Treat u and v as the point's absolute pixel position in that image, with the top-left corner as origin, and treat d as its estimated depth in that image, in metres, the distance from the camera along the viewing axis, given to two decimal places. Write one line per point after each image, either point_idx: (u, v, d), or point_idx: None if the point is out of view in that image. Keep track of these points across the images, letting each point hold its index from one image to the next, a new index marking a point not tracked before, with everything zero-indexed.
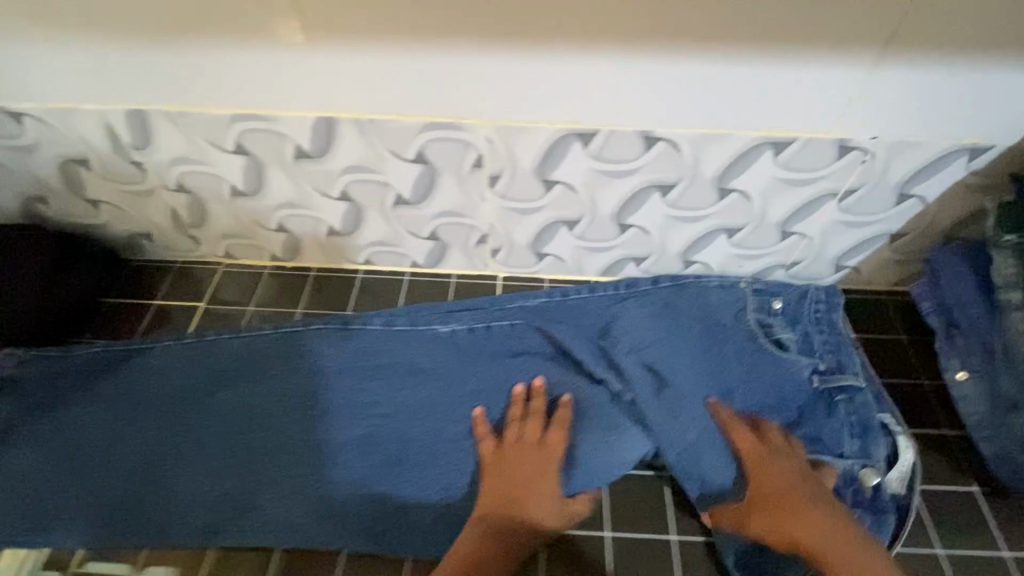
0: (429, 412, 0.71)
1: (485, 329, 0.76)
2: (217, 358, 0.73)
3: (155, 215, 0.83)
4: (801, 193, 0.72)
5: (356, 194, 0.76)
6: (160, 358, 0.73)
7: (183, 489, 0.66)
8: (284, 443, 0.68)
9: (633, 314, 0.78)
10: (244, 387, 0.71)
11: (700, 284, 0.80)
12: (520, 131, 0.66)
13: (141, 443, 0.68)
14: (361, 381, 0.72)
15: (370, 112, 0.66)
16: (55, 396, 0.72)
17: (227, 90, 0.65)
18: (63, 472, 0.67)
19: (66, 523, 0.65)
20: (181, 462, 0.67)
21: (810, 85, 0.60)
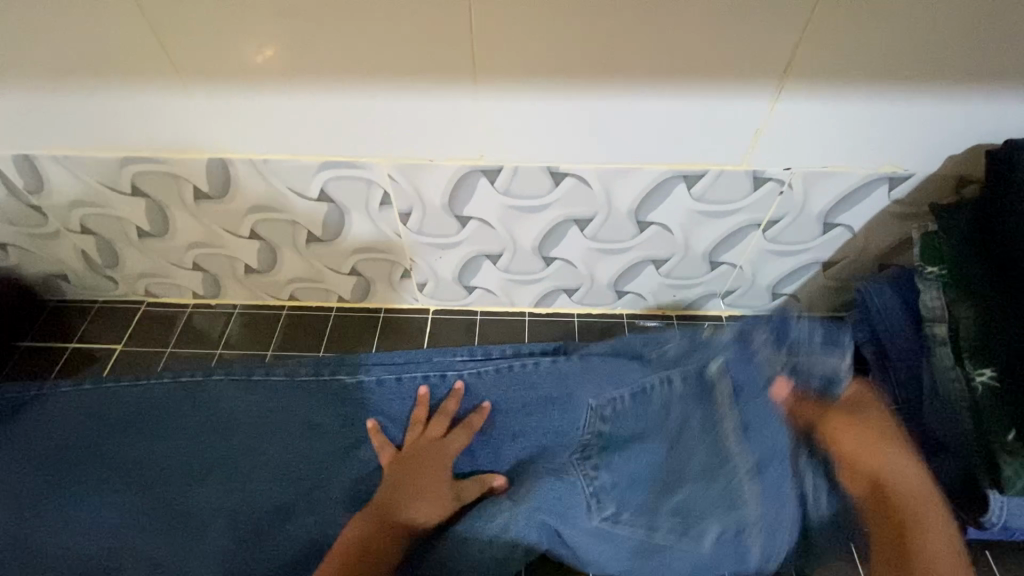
0: (316, 470, 0.70)
1: (395, 381, 0.75)
2: (109, 409, 0.73)
3: (66, 256, 0.80)
4: (723, 224, 0.69)
5: (266, 232, 0.74)
6: (52, 410, 0.73)
7: (50, 548, 0.64)
8: (164, 502, 0.67)
9: (582, 400, 0.71)
10: (137, 440, 0.71)
11: (632, 345, 0.74)
12: (423, 168, 0.64)
13: (16, 498, 0.67)
14: (254, 438, 0.72)
15: (266, 153, 0.63)
16: None
17: (113, 134, 0.62)
18: None
19: None
20: (54, 521, 0.66)
21: (713, 118, 0.57)
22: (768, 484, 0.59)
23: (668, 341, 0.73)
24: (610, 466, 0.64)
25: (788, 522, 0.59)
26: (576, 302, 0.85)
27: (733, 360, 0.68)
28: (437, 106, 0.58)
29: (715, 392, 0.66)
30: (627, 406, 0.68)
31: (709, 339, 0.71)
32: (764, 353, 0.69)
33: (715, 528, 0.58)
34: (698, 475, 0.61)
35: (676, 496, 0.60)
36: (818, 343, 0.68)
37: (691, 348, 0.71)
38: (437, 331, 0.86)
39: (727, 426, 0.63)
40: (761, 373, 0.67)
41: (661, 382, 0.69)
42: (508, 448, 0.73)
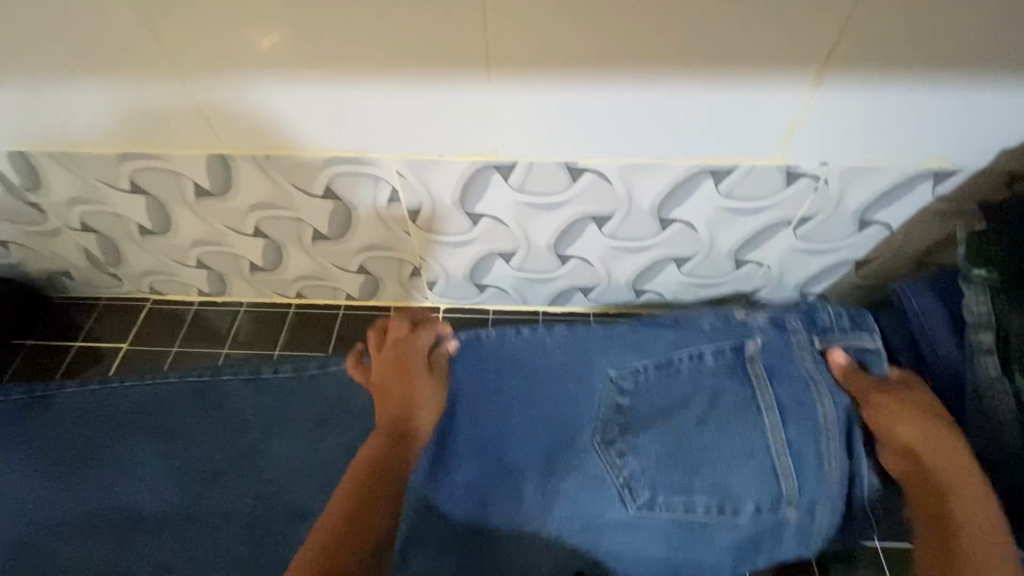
0: (324, 479, 0.67)
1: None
2: (115, 411, 0.71)
3: (68, 254, 0.78)
4: (750, 221, 0.65)
5: (270, 230, 0.71)
6: (58, 411, 0.71)
7: (62, 552, 0.63)
8: (173, 506, 0.65)
9: (602, 370, 0.69)
10: (146, 440, 0.69)
11: (657, 319, 0.72)
12: (435, 164, 0.60)
13: (24, 503, 0.66)
14: (262, 439, 0.70)
15: (267, 147, 0.60)
16: None
17: (109, 130, 0.59)
18: None
19: None
20: (60, 527, 0.64)
21: (746, 110, 0.53)
22: (808, 475, 0.59)
23: (704, 318, 0.69)
24: (638, 446, 0.62)
25: (826, 499, 0.58)
26: (592, 301, 0.81)
27: (773, 348, 0.64)
28: (448, 100, 0.54)
29: (749, 364, 0.64)
30: (649, 379, 0.66)
31: (745, 321, 0.67)
32: (797, 332, 0.65)
33: (752, 502, 0.59)
34: (740, 449, 0.60)
35: (709, 496, 0.60)
36: (847, 326, 0.66)
37: (728, 327, 0.67)
38: None
39: (767, 407, 0.61)
40: (795, 350, 0.64)
41: (691, 357, 0.67)
42: (523, 415, 0.68)
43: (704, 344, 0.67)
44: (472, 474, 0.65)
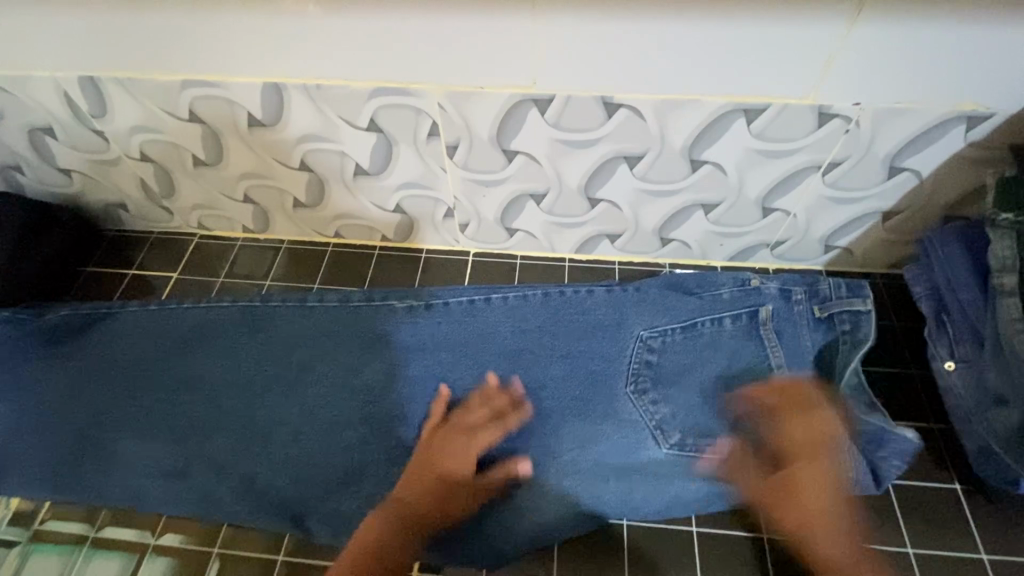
0: (361, 394, 0.71)
1: (442, 306, 0.76)
2: (173, 329, 0.77)
3: (126, 185, 0.83)
4: (779, 165, 0.67)
5: (315, 163, 0.75)
6: (122, 326, 0.77)
7: (125, 451, 0.70)
8: (222, 416, 0.71)
9: (633, 329, 0.71)
10: (198, 356, 0.74)
11: (685, 278, 0.74)
12: (473, 97, 0.63)
13: (89, 408, 0.72)
14: (306, 357, 0.74)
15: (317, 77, 0.63)
16: (23, 352, 0.75)
17: (172, 58, 0.63)
18: (24, 427, 0.72)
19: (19, 474, 0.71)
20: (126, 427, 0.71)
21: (779, 44, 0.55)
22: None
23: (721, 286, 0.72)
24: (666, 397, 0.67)
25: None
26: (618, 249, 0.83)
27: (781, 313, 0.69)
28: (491, 29, 0.57)
29: (761, 328, 0.68)
30: (678, 341, 0.69)
31: (760, 287, 0.71)
32: (800, 302, 0.69)
33: (769, 446, 0.63)
34: (748, 407, 0.65)
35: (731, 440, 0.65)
36: (845, 295, 0.68)
37: (743, 294, 0.71)
38: (478, 273, 0.87)
39: (773, 369, 0.66)
40: (800, 320, 0.68)
41: (712, 322, 0.70)
42: (555, 366, 0.71)
43: (724, 309, 0.70)
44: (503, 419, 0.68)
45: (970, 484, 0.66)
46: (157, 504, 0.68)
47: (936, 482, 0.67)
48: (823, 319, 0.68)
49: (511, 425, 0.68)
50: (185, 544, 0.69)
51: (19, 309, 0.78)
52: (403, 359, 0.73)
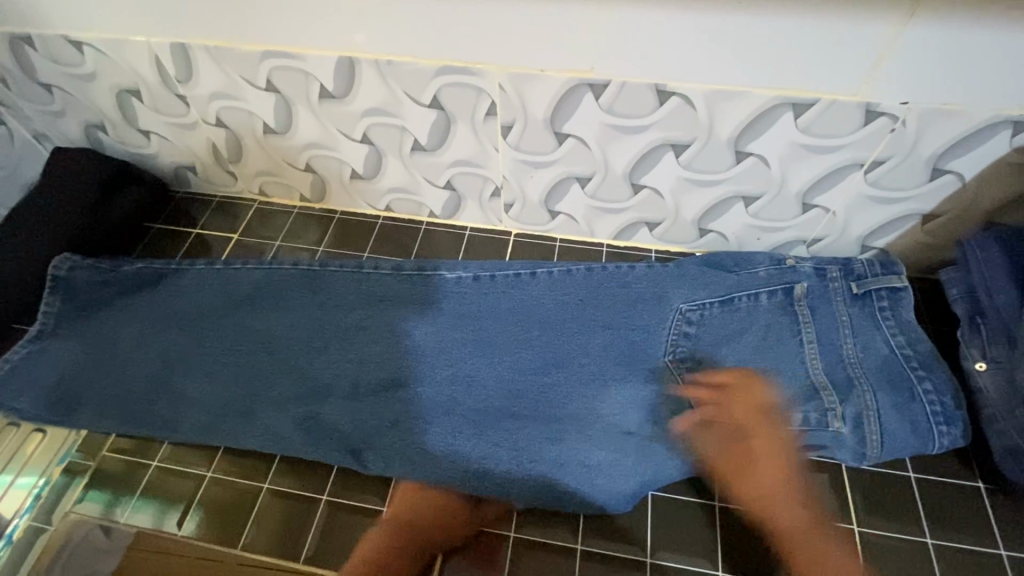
0: (411, 354, 0.78)
1: (489, 278, 0.83)
2: (237, 286, 0.85)
3: (198, 148, 0.89)
4: (824, 161, 0.69)
5: (376, 137, 0.79)
6: (190, 281, 0.86)
7: (194, 391, 0.77)
8: (283, 368, 0.78)
9: (673, 303, 0.77)
10: (266, 311, 0.83)
11: (725, 258, 0.80)
12: (533, 79, 0.67)
13: (163, 351, 0.80)
14: (366, 318, 0.81)
15: (389, 53, 0.68)
16: (101, 300, 0.83)
17: (257, 29, 0.69)
18: (98, 366, 0.79)
19: (89, 408, 0.76)
20: (194, 370, 0.78)
21: (834, 40, 0.57)
22: (846, 393, 0.69)
23: (758, 265, 0.79)
24: (701, 367, 0.73)
25: (872, 414, 0.67)
26: (656, 237, 0.86)
27: (815, 290, 0.75)
28: (558, 14, 0.60)
29: (796, 304, 0.75)
30: (715, 313, 0.76)
31: (796, 267, 0.77)
32: (835, 280, 0.76)
33: (801, 412, 0.69)
34: (782, 375, 0.71)
35: (763, 408, 0.70)
36: (879, 272, 0.75)
37: (779, 272, 0.77)
38: (519, 252, 0.91)
39: (807, 341, 0.72)
40: (834, 295, 0.75)
41: (748, 297, 0.76)
42: (596, 338, 0.77)
43: (760, 286, 0.77)
44: (540, 371, 0.75)
45: (993, 483, 0.68)
46: (220, 442, 0.74)
47: (958, 480, 0.69)
48: (859, 295, 0.74)
49: (555, 384, 0.74)
50: (237, 481, 0.73)
51: (99, 261, 0.86)
52: (454, 325, 0.80)
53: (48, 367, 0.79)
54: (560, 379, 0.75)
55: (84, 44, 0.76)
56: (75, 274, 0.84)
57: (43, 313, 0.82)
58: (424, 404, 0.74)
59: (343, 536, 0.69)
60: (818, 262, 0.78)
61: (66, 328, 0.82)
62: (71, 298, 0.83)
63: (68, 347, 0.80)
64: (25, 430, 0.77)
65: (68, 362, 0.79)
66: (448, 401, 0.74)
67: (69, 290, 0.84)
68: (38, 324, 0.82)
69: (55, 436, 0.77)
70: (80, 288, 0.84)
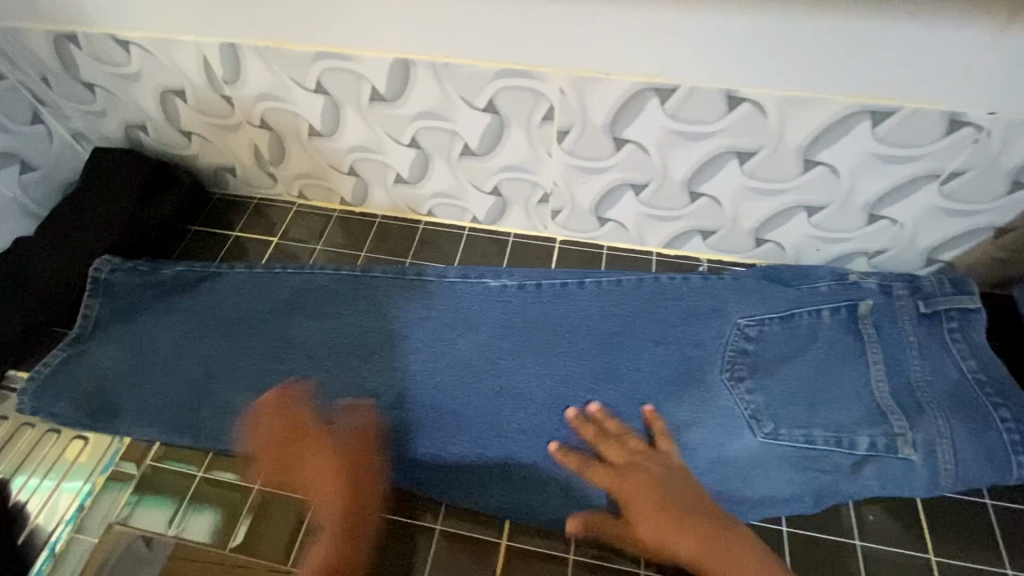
0: (459, 365, 0.76)
1: (535, 288, 0.81)
2: (278, 292, 0.83)
3: (240, 150, 0.88)
4: (896, 172, 0.66)
5: (425, 141, 0.77)
6: (228, 285, 0.84)
7: (237, 399, 0.75)
8: (327, 376, 0.76)
9: (731, 317, 0.75)
10: (308, 318, 0.81)
11: (784, 271, 0.78)
12: (596, 84, 0.64)
13: (204, 358, 0.78)
14: (411, 329, 0.79)
15: (447, 55, 0.65)
16: (141, 303, 0.82)
17: (311, 29, 0.67)
18: (139, 372, 0.77)
19: (130, 416, 0.75)
20: (237, 378, 0.76)
21: (923, 45, 0.54)
22: (916, 416, 0.66)
23: (819, 279, 0.76)
24: (761, 386, 0.71)
25: (943, 440, 0.64)
26: (707, 246, 0.84)
27: (882, 308, 0.73)
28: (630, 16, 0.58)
29: (860, 322, 0.72)
30: (775, 329, 0.73)
31: (860, 283, 0.75)
32: (902, 298, 0.73)
33: (867, 437, 0.65)
34: (847, 395, 0.69)
35: (826, 432, 0.67)
36: (949, 292, 0.72)
37: (843, 288, 0.75)
38: (565, 260, 0.88)
39: (872, 362, 0.70)
40: (901, 314, 0.72)
41: (810, 313, 0.74)
42: (650, 353, 0.74)
43: (822, 302, 0.74)
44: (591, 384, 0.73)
45: None
46: (265, 454, 0.72)
47: None
48: (927, 314, 0.72)
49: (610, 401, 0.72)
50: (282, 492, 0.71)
51: (140, 263, 0.85)
52: (501, 336, 0.78)
53: (88, 372, 0.77)
54: (613, 395, 0.73)
55: (131, 43, 0.74)
56: (115, 277, 0.83)
57: (83, 315, 0.81)
58: (475, 418, 0.72)
59: (397, 552, 0.66)
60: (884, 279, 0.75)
61: (106, 331, 0.81)
62: (112, 300, 0.82)
63: (108, 352, 0.79)
64: (65, 437, 0.76)
65: (108, 367, 0.78)
66: (497, 416, 0.72)
67: (109, 293, 0.83)
68: (77, 327, 0.81)
69: (97, 443, 0.75)
70: (121, 291, 0.83)
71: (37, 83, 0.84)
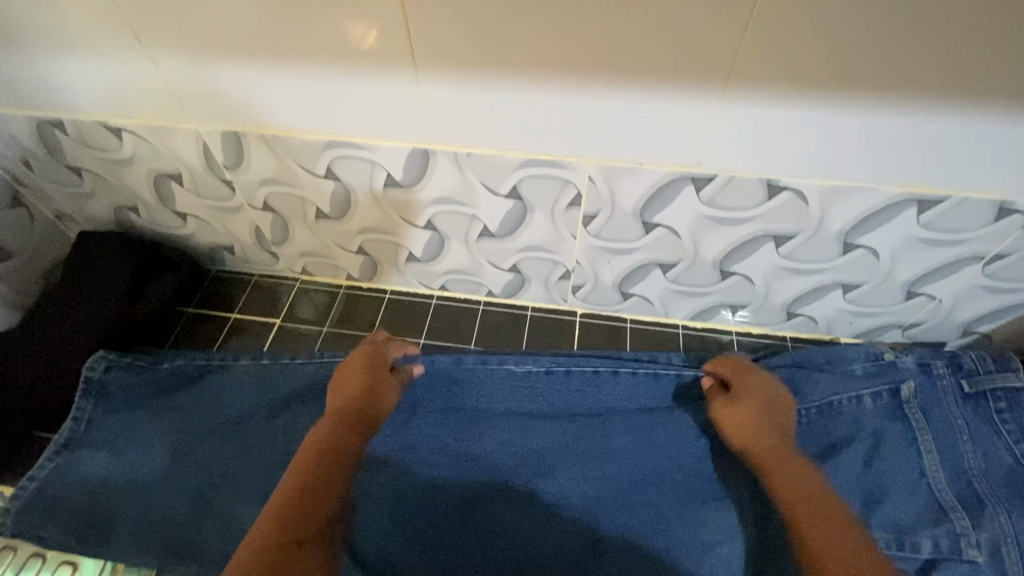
0: (487, 467, 0.70)
1: (564, 373, 0.75)
2: (286, 386, 0.77)
3: (239, 229, 0.83)
4: (938, 255, 0.64)
5: (441, 224, 0.73)
6: (231, 380, 0.78)
7: (245, 512, 0.68)
8: None
9: None
10: (317, 412, 0.74)
11: (807, 356, 0.76)
12: (628, 172, 0.61)
13: (207, 465, 0.71)
14: (432, 427, 0.74)
15: (469, 145, 0.62)
16: (137, 403, 0.76)
17: (322, 120, 0.62)
18: (136, 483, 0.70)
19: (127, 536, 0.68)
20: (242, 489, 0.70)
21: (977, 140, 0.52)
22: (979, 514, 0.61)
23: (853, 361, 0.75)
24: None
25: (1016, 540, 0.57)
26: (737, 319, 0.81)
27: (924, 390, 0.70)
28: (668, 110, 0.55)
29: (906, 407, 0.69)
30: (812, 419, 0.72)
31: (895, 362, 0.73)
32: (943, 376, 0.70)
33: (929, 538, 0.61)
34: (901, 490, 0.65)
35: (885, 531, 0.63)
36: (993, 369, 0.69)
37: (878, 369, 0.73)
38: (588, 336, 0.84)
39: (925, 451, 0.66)
40: (945, 395, 0.69)
41: (850, 400, 0.72)
42: (689, 445, 0.71)
43: (861, 388, 0.72)
44: (631, 479, 0.69)
45: None
46: None
47: None
48: (972, 394, 0.68)
49: (652, 501, 0.68)
50: None
51: (135, 357, 0.79)
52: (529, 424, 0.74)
53: (81, 486, 0.71)
54: (652, 495, 0.68)
55: (122, 129, 0.69)
56: (107, 376, 0.76)
57: (74, 419, 0.74)
58: (507, 529, 0.67)
59: None
60: (922, 356, 0.72)
61: (99, 436, 0.74)
62: (105, 402, 0.75)
63: (101, 461, 0.72)
64: (54, 554, 0.70)
65: (101, 479, 0.71)
66: (533, 523, 0.67)
67: (102, 394, 0.76)
68: (65, 434, 0.73)
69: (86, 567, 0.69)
70: (114, 390, 0.76)
71: (16, 167, 0.78)
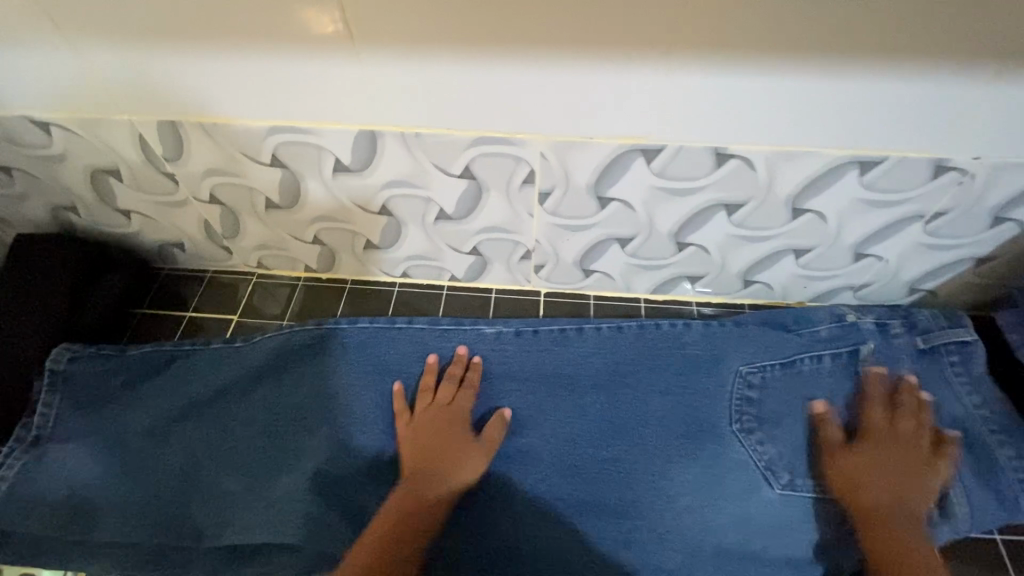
0: None
1: (532, 334, 0.79)
2: (252, 358, 0.76)
3: (188, 224, 0.80)
4: (883, 216, 0.66)
5: (397, 208, 0.72)
6: (197, 362, 0.76)
7: (229, 485, 0.68)
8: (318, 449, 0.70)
9: (731, 365, 0.73)
10: (288, 381, 0.74)
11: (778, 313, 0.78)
12: (579, 147, 0.61)
13: (185, 446, 0.70)
14: None
15: (417, 125, 0.61)
16: (104, 393, 0.74)
17: (262, 105, 0.60)
18: (112, 471, 0.69)
19: (110, 520, 0.67)
20: (220, 469, 0.69)
21: (911, 102, 0.53)
22: None
23: (818, 322, 0.77)
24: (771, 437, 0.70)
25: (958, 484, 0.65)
26: (697, 290, 0.82)
27: (881, 347, 0.73)
28: (614, 81, 0.54)
29: (863, 364, 0.72)
30: (777, 376, 0.72)
31: (858, 323, 0.75)
32: (899, 335, 0.74)
33: None
34: None
35: None
36: (945, 326, 0.73)
37: (842, 329, 0.75)
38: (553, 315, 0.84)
39: None
40: (902, 353, 0.72)
41: (811, 358, 0.73)
42: (656, 411, 0.73)
43: (822, 346, 0.74)
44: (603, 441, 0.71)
45: None
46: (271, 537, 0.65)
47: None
48: (925, 350, 0.72)
49: (624, 457, 0.70)
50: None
51: (100, 346, 0.77)
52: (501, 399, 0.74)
53: (56, 479, 0.69)
54: (624, 449, 0.71)
55: (50, 123, 0.65)
56: (74, 366, 0.75)
57: (40, 415, 0.73)
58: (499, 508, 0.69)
59: None
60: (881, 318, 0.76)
61: (67, 429, 0.72)
62: (72, 392, 0.74)
63: (73, 452, 0.70)
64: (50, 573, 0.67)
65: (73, 471, 0.69)
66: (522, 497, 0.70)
67: (68, 386, 0.74)
68: (36, 428, 0.72)
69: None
70: (80, 380, 0.74)
71: None
